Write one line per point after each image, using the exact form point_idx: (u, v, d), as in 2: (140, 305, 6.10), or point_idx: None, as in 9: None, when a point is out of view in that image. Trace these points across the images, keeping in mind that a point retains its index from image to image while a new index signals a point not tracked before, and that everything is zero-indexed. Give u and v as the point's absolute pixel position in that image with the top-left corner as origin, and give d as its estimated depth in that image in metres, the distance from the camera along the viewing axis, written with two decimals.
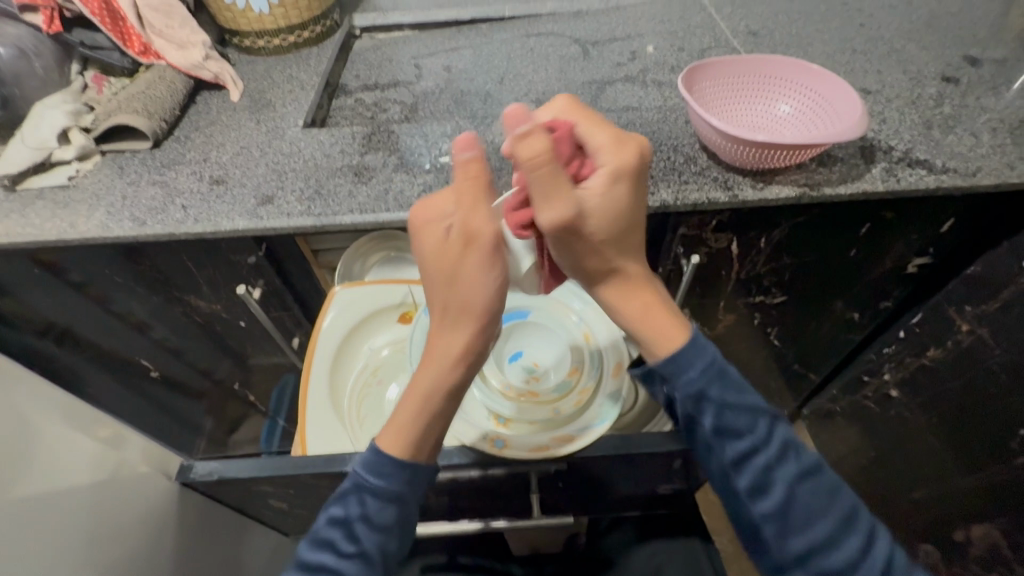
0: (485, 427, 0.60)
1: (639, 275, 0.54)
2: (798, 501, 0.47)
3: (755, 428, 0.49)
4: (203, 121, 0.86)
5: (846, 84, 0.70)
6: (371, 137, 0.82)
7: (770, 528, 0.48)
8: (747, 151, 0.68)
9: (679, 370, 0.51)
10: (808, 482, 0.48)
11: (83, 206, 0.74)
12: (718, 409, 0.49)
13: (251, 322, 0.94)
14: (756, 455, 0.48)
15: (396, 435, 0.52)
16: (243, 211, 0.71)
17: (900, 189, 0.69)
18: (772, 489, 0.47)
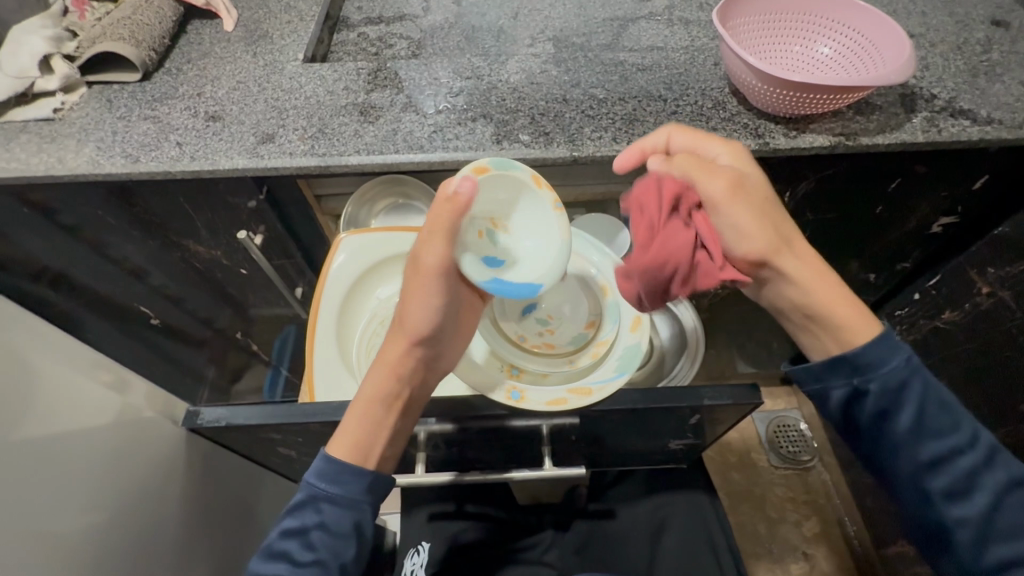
0: (500, 378, 0.58)
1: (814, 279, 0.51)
2: (1000, 506, 0.46)
3: (959, 428, 0.47)
4: (195, 52, 0.80)
5: (893, 23, 0.65)
6: (376, 73, 0.76)
7: (964, 528, 0.47)
8: (784, 95, 0.63)
9: (877, 362, 0.48)
10: (1014, 492, 0.47)
11: (70, 140, 0.69)
12: (918, 403, 0.47)
13: (252, 271, 0.91)
14: (961, 456, 0.47)
15: (347, 439, 0.51)
16: (241, 148, 0.67)
17: (941, 140, 0.65)
18: (971, 494, 0.47)
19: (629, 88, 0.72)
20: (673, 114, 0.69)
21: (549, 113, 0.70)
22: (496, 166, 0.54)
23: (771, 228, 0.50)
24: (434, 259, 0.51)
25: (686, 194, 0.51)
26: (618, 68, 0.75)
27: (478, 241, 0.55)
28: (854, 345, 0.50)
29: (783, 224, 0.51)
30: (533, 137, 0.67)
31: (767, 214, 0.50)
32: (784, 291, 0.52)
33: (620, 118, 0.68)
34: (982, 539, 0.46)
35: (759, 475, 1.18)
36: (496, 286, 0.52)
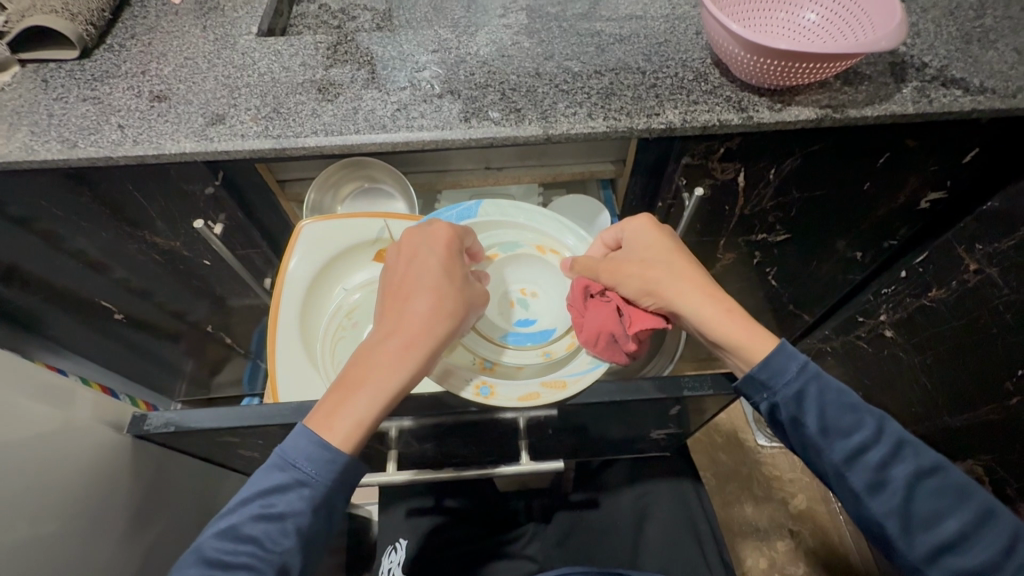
0: (468, 374, 0.51)
1: (719, 306, 0.49)
2: (918, 499, 0.43)
3: (865, 423, 0.45)
4: (140, 27, 0.74)
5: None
6: (337, 48, 0.71)
7: (891, 526, 0.43)
8: (768, 64, 0.59)
9: (778, 373, 0.46)
10: (931, 479, 0.43)
11: (1, 124, 0.63)
12: (817, 409, 0.45)
13: (216, 261, 0.87)
14: (870, 451, 0.44)
15: (359, 433, 0.45)
16: (189, 131, 0.62)
17: (932, 111, 0.62)
18: (889, 487, 0.43)
19: (606, 60, 0.68)
20: (652, 87, 0.64)
21: (521, 88, 0.65)
22: (503, 251, 0.60)
23: (650, 278, 0.51)
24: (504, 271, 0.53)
25: (592, 285, 0.55)
26: (595, 39, 0.71)
27: (509, 308, 0.59)
28: (755, 362, 0.47)
29: (672, 275, 0.51)
30: (504, 114, 0.63)
31: (652, 268, 0.52)
32: (695, 328, 0.51)
33: (596, 92, 0.64)
34: (910, 535, 0.43)
35: (745, 455, 1.17)
36: (515, 339, 0.56)
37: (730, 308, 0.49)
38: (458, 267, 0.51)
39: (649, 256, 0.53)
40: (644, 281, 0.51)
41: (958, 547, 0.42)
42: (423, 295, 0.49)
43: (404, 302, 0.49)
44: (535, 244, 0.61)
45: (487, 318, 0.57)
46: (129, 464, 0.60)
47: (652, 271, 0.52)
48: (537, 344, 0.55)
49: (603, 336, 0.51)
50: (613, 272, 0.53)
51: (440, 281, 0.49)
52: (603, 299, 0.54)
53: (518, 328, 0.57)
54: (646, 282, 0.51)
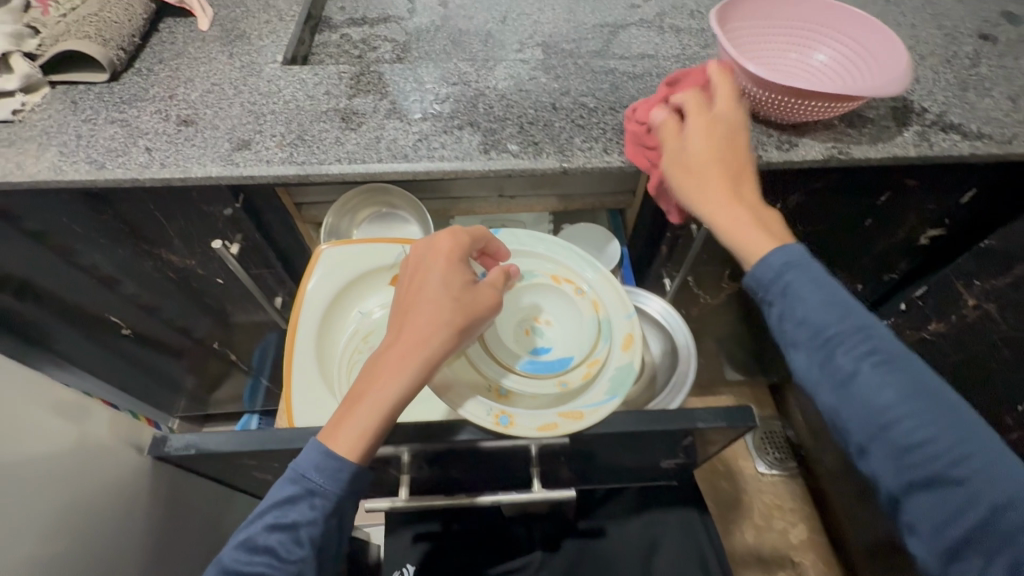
0: (486, 401, 0.50)
1: (744, 208, 0.50)
2: (892, 402, 0.40)
3: (853, 322, 0.43)
4: (168, 52, 0.76)
5: (891, 32, 0.64)
6: (360, 78, 0.74)
7: (859, 426, 0.41)
8: (774, 99, 0.62)
9: (776, 262, 0.46)
10: (910, 390, 0.40)
11: (30, 143, 0.65)
12: (799, 297, 0.44)
13: (229, 280, 0.87)
14: (850, 344, 0.42)
15: (359, 441, 0.45)
16: (215, 155, 0.63)
17: (932, 154, 0.65)
18: (859, 383, 0.41)
19: (620, 97, 0.70)
20: None
21: (538, 122, 0.67)
22: (518, 280, 0.61)
23: (720, 153, 0.53)
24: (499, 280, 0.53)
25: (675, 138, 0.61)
26: (609, 76, 0.74)
27: (524, 336, 0.58)
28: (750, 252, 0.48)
29: (737, 171, 0.53)
30: (522, 147, 0.65)
31: (700, 158, 0.53)
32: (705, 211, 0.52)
33: (611, 128, 0.67)
34: (876, 439, 0.40)
35: (745, 482, 1.17)
36: (533, 366, 0.56)
37: (757, 215, 0.50)
38: (460, 275, 0.51)
39: (736, 141, 0.54)
40: (718, 154, 0.53)
41: (923, 455, 0.38)
42: (424, 306, 0.49)
43: (406, 312, 0.49)
44: (549, 272, 0.61)
45: (502, 344, 0.57)
46: (141, 483, 0.60)
47: (702, 157, 0.53)
48: (553, 373, 0.54)
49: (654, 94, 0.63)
50: (704, 130, 0.54)
51: (441, 291, 0.50)
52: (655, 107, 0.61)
53: (535, 355, 0.57)
54: (716, 151, 0.53)
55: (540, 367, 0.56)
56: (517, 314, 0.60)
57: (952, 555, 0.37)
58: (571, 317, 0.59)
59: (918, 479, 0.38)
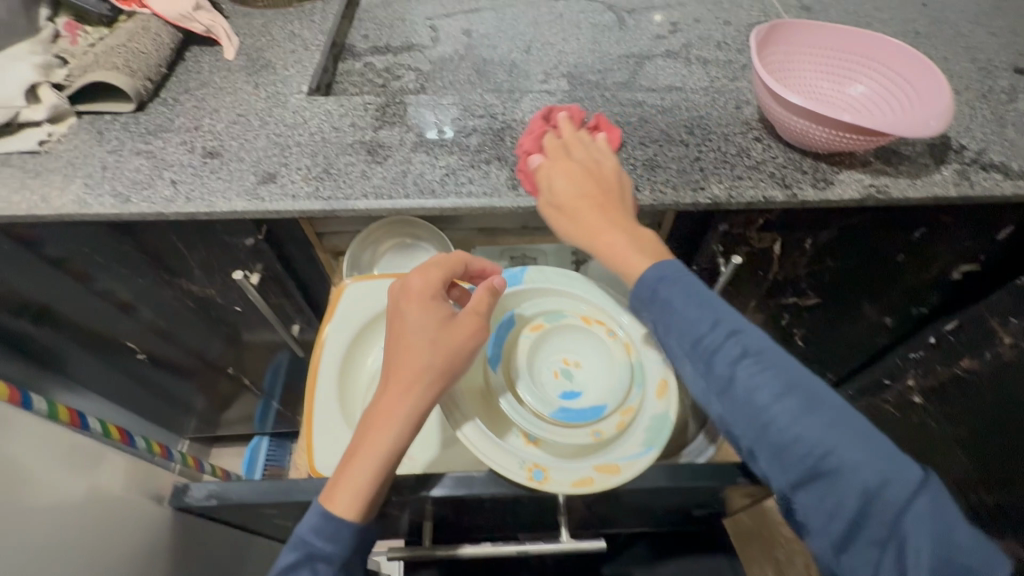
0: (520, 454, 0.50)
1: (616, 232, 0.55)
2: (772, 404, 0.44)
3: (721, 328, 0.48)
4: (194, 82, 0.76)
5: (934, 64, 0.61)
6: (385, 109, 0.73)
7: (743, 432, 0.45)
8: (815, 129, 0.61)
9: (656, 279, 0.51)
10: (784, 387, 0.44)
11: (56, 175, 0.64)
12: (670, 310, 0.49)
13: (247, 308, 0.86)
14: (726, 351, 0.47)
15: (353, 497, 0.45)
16: (241, 189, 0.63)
17: (973, 194, 0.63)
18: (739, 389, 0.45)
19: (649, 131, 0.69)
20: (696, 160, 0.66)
21: None
22: (548, 321, 0.59)
23: (570, 192, 0.58)
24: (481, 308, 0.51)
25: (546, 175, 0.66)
26: (637, 109, 0.73)
27: (553, 380, 0.56)
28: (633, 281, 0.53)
29: (598, 195, 0.57)
30: None
31: (561, 193, 0.58)
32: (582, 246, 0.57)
33: (640, 163, 0.65)
34: (759, 442, 0.44)
35: (767, 517, 1.13)
36: (565, 414, 0.53)
37: (629, 237, 0.55)
38: (438, 313, 0.50)
39: (596, 171, 0.59)
40: (577, 190, 0.58)
41: (797, 451, 0.43)
42: (402, 352, 0.48)
43: (391, 356, 0.49)
44: (581, 313, 0.60)
45: (534, 390, 0.54)
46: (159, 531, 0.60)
47: (562, 193, 0.58)
48: (586, 422, 0.53)
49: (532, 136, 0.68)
50: (561, 168, 0.59)
51: (422, 330, 0.49)
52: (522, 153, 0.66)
53: (566, 402, 0.54)
54: (571, 189, 0.58)
55: (572, 416, 0.53)
56: (544, 357, 0.58)
57: (843, 536, 0.42)
58: (603, 360, 0.58)
59: (800, 475, 0.43)
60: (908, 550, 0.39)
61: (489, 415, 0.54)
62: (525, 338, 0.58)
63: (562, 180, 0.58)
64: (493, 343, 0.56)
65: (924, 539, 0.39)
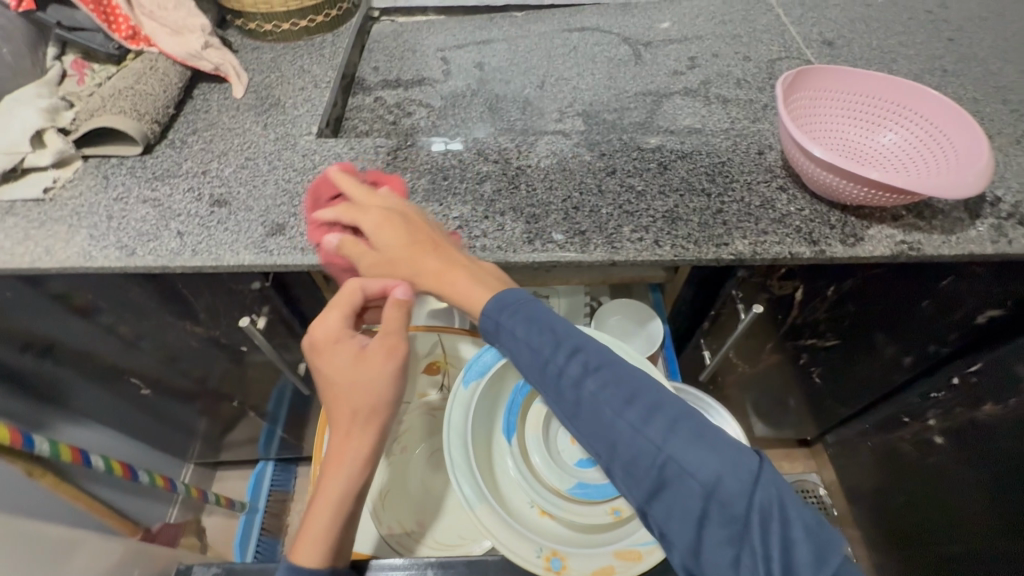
0: (538, 539, 0.47)
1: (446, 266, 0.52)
2: (613, 420, 0.40)
3: (561, 345, 0.43)
4: (202, 122, 0.75)
5: (970, 117, 0.58)
6: (397, 152, 0.71)
7: (600, 453, 0.41)
8: (844, 184, 0.59)
9: (493, 302, 0.47)
10: (626, 400, 0.40)
11: (60, 225, 0.63)
12: (513, 338, 0.44)
13: (253, 347, 0.85)
14: (569, 369, 0.42)
15: (314, 546, 0.45)
16: (249, 241, 0.61)
17: (1011, 252, 0.60)
18: (585, 408, 0.41)
19: (669, 178, 0.67)
20: (718, 212, 0.63)
21: (584, 207, 0.64)
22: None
23: (390, 241, 0.54)
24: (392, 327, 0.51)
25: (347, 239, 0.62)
26: (656, 153, 0.70)
27: (570, 446, 0.53)
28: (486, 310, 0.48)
29: (415, 235, 0.55)
30: (568, 237, 0.61)
31: (387, 246, 0.55)
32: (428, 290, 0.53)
33: (661, 215, 0.63)
34: (611, 461, 0.40)
35: None
36: (583, 490, 0.50)
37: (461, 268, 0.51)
38: (354, 350, 0.50)
39: (409, 216, 0.57)
40: (395, 235, 0.54)
41: (641, 464, 0.39)
42: (329, 395, 0.50)
43: (326, 402, 0.50)
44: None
45: (551, 464, 0.51)
46: None
47: (388, 245, 0.55)
48: (606, 498, 0.50)
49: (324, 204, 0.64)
50: (381, 219, 0.56)
51: (343, 370, 0.50)
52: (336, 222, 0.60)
53: (584, 473, 0.51)
54: (391, 240, 0.54)
55: (591, 491, 0.50)
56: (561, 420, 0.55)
57: (696, 542, 0.37)
58: None
59: (649, 489, 0.38)
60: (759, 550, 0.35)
61: (502, 490, 0.51)
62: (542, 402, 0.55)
63: (382, 232, 0.55)
64: (507, 411, 0.55)
65: (774, 540, 0.35)
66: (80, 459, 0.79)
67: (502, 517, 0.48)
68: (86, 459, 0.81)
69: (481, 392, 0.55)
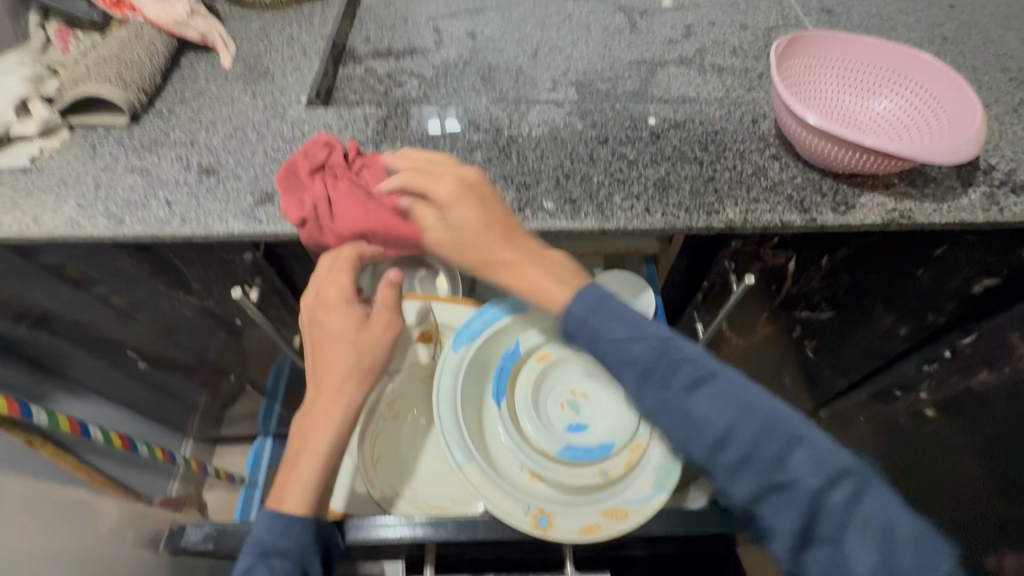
0: (526, 498, 0.49)
1: (533, 265, 0.52)
2: (724, 425, 0.44)
3: (655, 349, 0.46)
4: (190, 91, 0.73)
5: (965, 83, 0.58)
6: (387, 121, 0.71)
7: (700, 451, 0.45)
8: (835, 150, 0.59)
9: (582, 301, 0.49)
10: (727, 404, 0.44)
11: (48, 194, 0.62)
12: (597, 339, 0.47)
13: (247, 320, 0.85)
14: (684, 375, 0.45)
15: (301, 498, 0.48)
16: (238, 210, 0.61)
17: (1002, 220, 0.60)
18: (699, 411, 0.44)
19: (661, 147, 0.67)
20: (710, 181, 0.63)
21: (575, 175, 0.64)
22: (555, 350, 0.57)
23: (462, 223, 0.52)
24: (390, 301, 0.55)
25: (318, 208, 0.59)
26: (649, 122, 0.70)
27: (560, 412, 0.55)
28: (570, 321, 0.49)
29: (488, 219, 0.52)
30: (558, 205, 0.61)
31: (461, 226, 0.53)
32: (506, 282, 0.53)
33: (652, 183, 0.63)
34: (713, 460, 0.44)
35: None
36: (571, 453, 0.52)
37: (557, 269, 0.52)
38: (353, 317, 0.54)
39: (481, 193, 0.54)
40: (471, 219, 0.52)
41: (756, 463, 0.43)
42: (325, 357, 0.53)
43: (319, 364, 0.53)
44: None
45: (539, 427, 0.52)
46: None
47: (462, 226, 0.53)
48: (593, 460, 0.51)
49: (290, 182, 0.61)
50: (459, 197, 0.53)
51: (342, 333, 0.53)
52: (314, 201, 0.59)
53: (573, 438, 0.53)
54: (467, 224, 0.52)
55: (580, 454, 0.52)
56: (552, 387, 0.56)
57: (798, 535, 0.42)
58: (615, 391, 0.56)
59: (763, 488, 0.43)
60: (851, 544, 0.41)
61: (491, 452, 0.52)
62: (532, 368, 0.56)
63: (460, 211, 0.53)
64: (497, 376, 0.55)
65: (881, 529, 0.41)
66: (79, 430, 0.80)
67: (490, 476, 0.49)
68: (85, 431, 0.81)
69: (471, 357, 0.55)
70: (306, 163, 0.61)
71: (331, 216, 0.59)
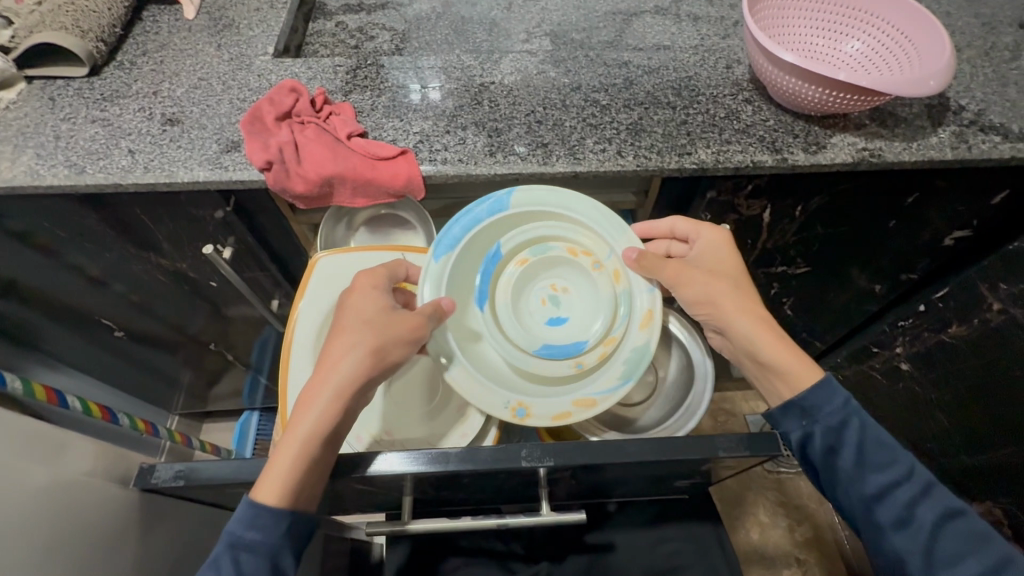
0: (503, 390, 0.52)
1: (766, 323, 0.51)
2: (859, 454, 0.44)
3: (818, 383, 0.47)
4: (152, 43, 0.71)
5: (929, 13, 0.58)
6: (357, 71, 0.69)
7: (835, 473, 0.45)
8: (806, 88, 0.58)
9: (768, 339, 0.50)
10: (868, 437, 0.45)
11: (6, 144, 0.61)
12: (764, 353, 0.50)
13: (222, 282, 0.84)
14: (831, 405, 0.46)
15: (273, 483, 0.44)
16: (203, 158, 0.60)
17: (970, 158, 0.60)
18: (839, 440, 0.45)
19: (634, 92, 0.66)
20: (682, 124, 0.63)
21: (548, 121, 0.63)
22: (533, 254, 0.56)
23: (732, 273, 0.54)
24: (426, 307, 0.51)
25: (284, 150, 0.59)
26: (622, 69, 0.69)
27: (539, 308, 0.56)
28: (801, 390, 0.47)
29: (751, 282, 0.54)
30: (530, 148, 0.61)
31: (723, 265, 0.55)
32: (737, 337, 0.51)
33: (624, 127, 0.62)
34: (846, 482, 0.45)
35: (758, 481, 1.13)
36: (548, 348, 0.53)
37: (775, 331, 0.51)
38: (382, 306, 0.52)
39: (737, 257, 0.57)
40: (735, 270, 0.55)
41: (882, 498, 0.43)
42: (338, 340, 0.50)
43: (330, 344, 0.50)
44: (569, 243, 0.56)
45: (519, 326, 0.54)
46: (131, 516, 0.59)
47: (724, 265, 0.55)
48: (568, 353, 0.53)
49: (252, 128, 0.61)
50: (724, 244, 0.56)
51: (362, 311, 0.51)
52: (279, 144, 0.59)
53: (549, 334, 0.54)
54: (728, 270, 0.54)
55: (556, 351, 0.53)
56: (529, 288, 0.57)
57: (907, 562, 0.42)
58: (591, 289, 0.56)
59: (891, 520, 0.43)
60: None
61: (474, 352, 0.54)
62: (511, 275, 0.56)
63: (725, 252, 0.56)
64: (478, 283, 0.55)
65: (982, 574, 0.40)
66: (55, 400, 0.78)
67: (470, 374, 0.52)
68: (62, 398, 0.80)
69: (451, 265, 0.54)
70: (269, 111, 0.61)
71: (298, 161, 0.60)
